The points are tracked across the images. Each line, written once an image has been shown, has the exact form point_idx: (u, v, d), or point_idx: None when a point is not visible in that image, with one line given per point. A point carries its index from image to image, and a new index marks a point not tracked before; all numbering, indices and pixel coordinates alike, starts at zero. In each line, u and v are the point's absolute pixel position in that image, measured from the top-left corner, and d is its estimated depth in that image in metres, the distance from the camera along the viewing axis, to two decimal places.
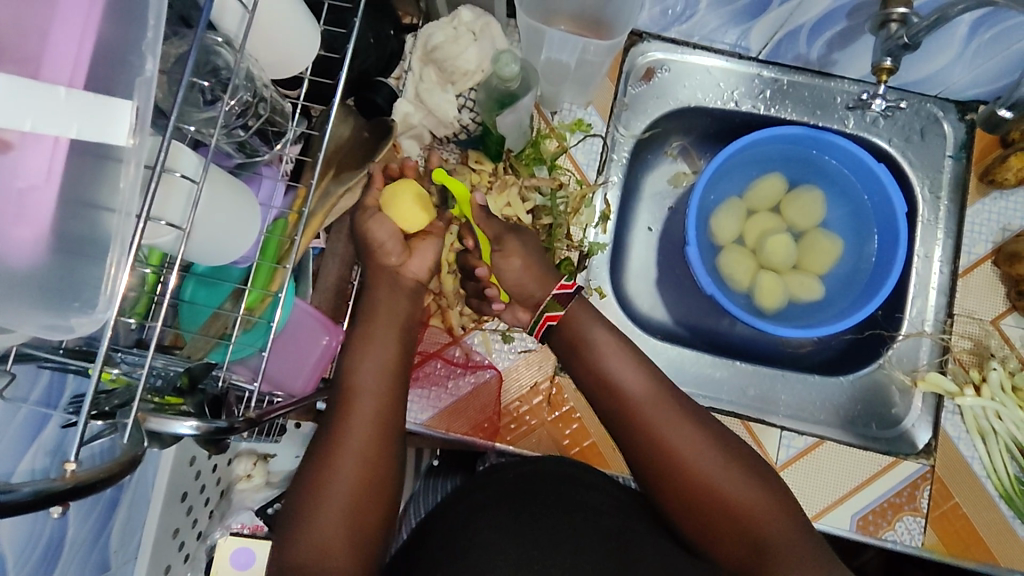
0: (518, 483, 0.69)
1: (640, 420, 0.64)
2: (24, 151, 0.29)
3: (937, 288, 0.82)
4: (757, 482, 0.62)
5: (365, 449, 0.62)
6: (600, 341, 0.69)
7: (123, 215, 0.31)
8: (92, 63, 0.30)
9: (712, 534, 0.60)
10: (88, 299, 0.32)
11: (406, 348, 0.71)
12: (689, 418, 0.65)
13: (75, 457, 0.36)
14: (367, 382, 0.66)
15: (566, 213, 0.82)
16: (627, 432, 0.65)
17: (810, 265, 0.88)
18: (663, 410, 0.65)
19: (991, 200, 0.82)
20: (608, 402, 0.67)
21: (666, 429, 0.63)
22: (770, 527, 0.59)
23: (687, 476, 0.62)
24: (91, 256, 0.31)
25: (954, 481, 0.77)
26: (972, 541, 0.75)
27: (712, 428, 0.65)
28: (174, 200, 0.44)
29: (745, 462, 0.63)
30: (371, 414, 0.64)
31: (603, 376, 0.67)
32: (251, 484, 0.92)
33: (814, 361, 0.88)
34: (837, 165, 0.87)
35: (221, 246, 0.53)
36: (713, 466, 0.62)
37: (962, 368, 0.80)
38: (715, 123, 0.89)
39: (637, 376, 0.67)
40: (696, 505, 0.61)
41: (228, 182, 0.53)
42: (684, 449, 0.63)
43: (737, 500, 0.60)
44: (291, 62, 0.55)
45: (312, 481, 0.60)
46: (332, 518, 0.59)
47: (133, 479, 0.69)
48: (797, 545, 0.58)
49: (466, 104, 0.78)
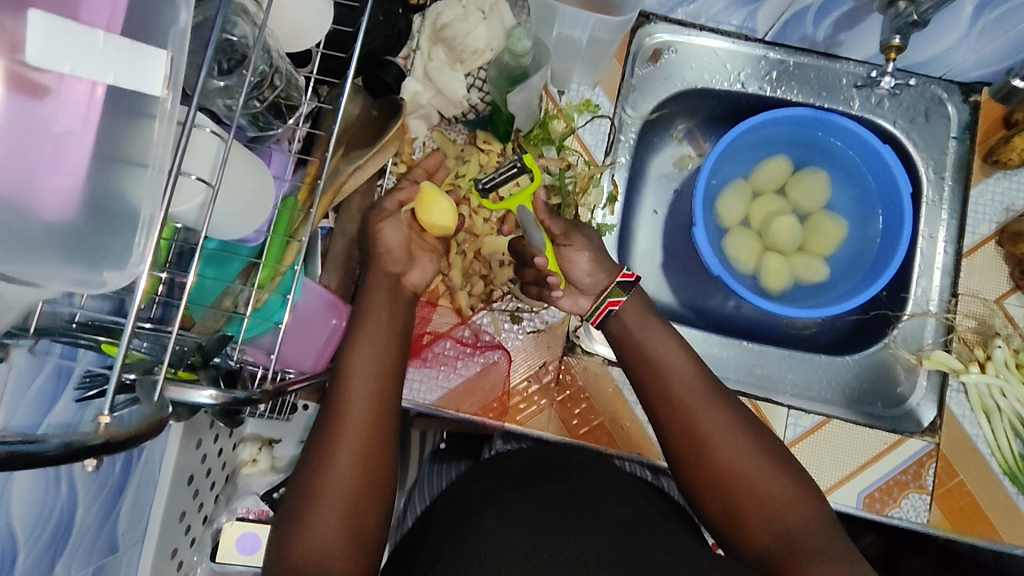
0: (523, 467, 0.70)
1: (676, 402, 0.65)
2: (60, 95, 0.29)
3: (942, 269, 0.83)
4: (787, 473, 0.62)
5: (360, 438, 0.60)
6: (646, 330, 0.70)
7: (156, 170, 0.31)
8: (127, 14, 0.30)
9: (736, 521, 0.60)
10: (120, 256, 0.32)
11: (394, 331, 0.69)
12: (724, 407, 0.65)
13: (107, 412, 0.36)
14: (366, 368, 0.64)
15: (574, 193, 0.82)
16: (666, 411, 0.65)
17: (815, 247, 0.89)
18: (705, 396, 0.65)
19: (994, 180, 0.83)
20: (643, 385, 0.68)
21: (702, 414, 0.64)
22: (797, 519, 0.59)
23: (711, 459, 0.62)
24: (124, 212, 0.31)
25: (959, 458, 0.78)
26: (976, 517, 0.76)
27: (753, 423, 0.65)
28: (202, 152, 0.45)
29: (775, 455, 0.63)
30: (367, 401, 0.62)
31: (643, 359, 0.69)
32: (257, 469, 0.92)
33: (822, 341, 0.89)
34: (842, 146, 0.87)
35: (238, 223, 0.53)
36: (746, 455, 0.62)
37: (967, 347, 0.81)
38: (720, 105, 0.90)
39: (681, 363, 0.68)
40: (721, 487, 0.61)
41: (244, 155, 0.53)
42: (720, 436, 0.63)
43: (764, 488, 0.60)
44: (305, 34, 0.54)
45: (311, 468, 0.59)
46: (331, 509, 0.57)
47: (140, 462, 0.69)
48: (819, 539, 0.57)
49: (475, 83, 0.79)
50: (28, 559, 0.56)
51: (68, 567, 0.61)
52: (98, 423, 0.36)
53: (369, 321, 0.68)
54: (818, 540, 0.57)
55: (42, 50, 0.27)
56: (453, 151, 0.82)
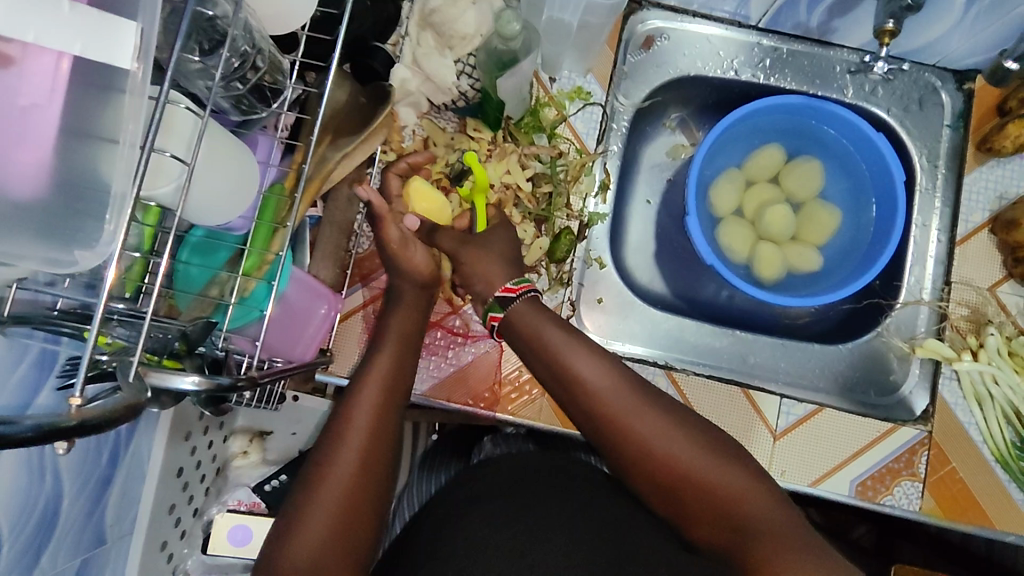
0: (512, 474, 0.67)
1: (600, 406, 0.62)
2: (26, 67, 0.28)
3: (935, 257, 0.82)
4: (733, 463, 0.59)
5: (365, 448, 0.59)
6: (542, 323, 0.66)
7: (128, 146, 0.30)
8: None
9: (686, 516, 0.59)
10: (91, 233, 0.31)
11: (408, 347, 0.68)
12: (650, 402, 0.62)
13: (79, 394, 0.36)
14: (377, 379, 0.63)
15: (566, 181, 0.81)
16: (594, 419, 0.62)
17: (808, 237, 0.88)
18: (631, 397, 0.62)
19: (988, 168, 0.82)
20: (558, 387, 0.64)
21: (634, 414, 0.61)
22: (754, 510, 0.57)
23: (648, 457, 0.59)
24: (94, 187, 0.30)
25: (952, 445, 0.78)
26: (969, 504, 0.76)
27: (684, 414, 0.63)
28: (182, 125, 0.44)
29: (715, 445, 0.61)
30: (371, 408, 0.61)
31: (549, 356, 0.64)
32: (248, 462, 0.93)
33: (814, 331, 0.89)
34: (837, 135, 0.87)
35: (221, 207, 0.52)
36: (689, 450, 0.59)
37: (960, 334, 0.80)
38: (714, 94, 0.89)
39: (592, 358, 0.64)
40: (666, 484, 0.59)
41: (227, 140, 0.51)
42: (652, 435, 0.60)
43: (708, 479, 0.58)
44: (289, 17, 0.53)
45: (312, 474, 0.57)
46: (325, 517, 0.55)
47: (127, 455, 0.68)
48: (779, 528, 0.55)
49: (464, 70, 0.77)
50: (12, 551, 0.55)
51: (53, 560, 0.60)
52: (70, 405, 0.35)
53: (391, 338, 0.68)
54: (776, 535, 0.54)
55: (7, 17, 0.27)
56: (442, 139, 0.81)
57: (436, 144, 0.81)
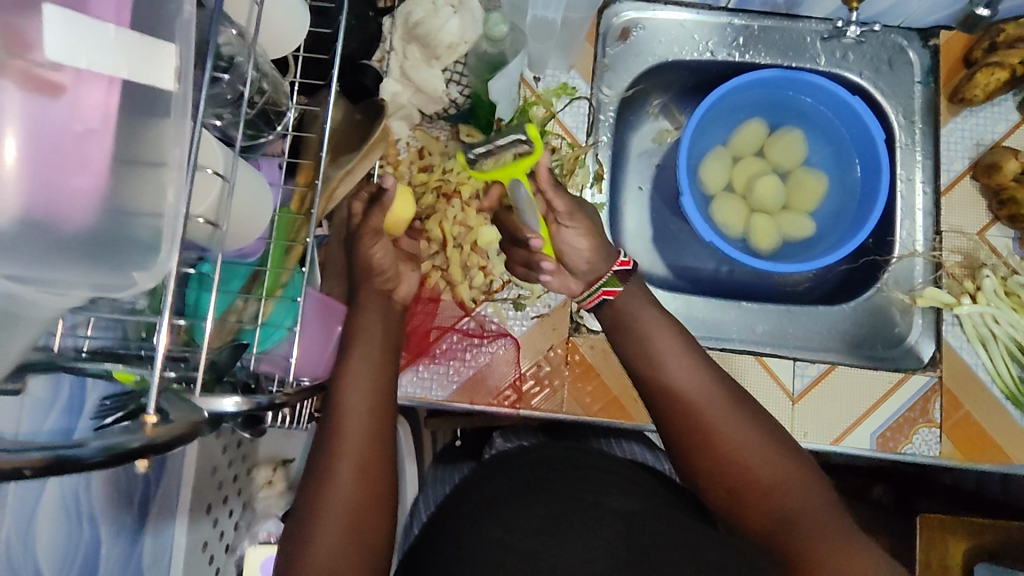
0: (525, 476, 0.67)
1: (673, 382, 0.65)
2: (77, 95, 0.29)
3: (923, 210, 0.85)
4: (782, 454, 0.61)
5: (362, 456, 0.59)
6: (636, 304, 0.70)
7: (175, 168, 0.31)
8: (135, 5, 0.30)
9: (734, 499, 0.60)
10: (145, 253, 0.32)
11: (388, 346, 0.68)
12: (720, 387, 0.65)
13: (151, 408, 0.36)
14: (355, 400, 0.61)
15: (562, 175, 0.83)
16: (659, 392, 0.65)
17: (798, 204, 0.91)
18: (695, 368, 0.65)
19: (962, 118, 0.85)
20: (633, 359, 0.68)
21: (695, 391, 0.64)
22: (796, 499, 0.58)
23: (711, 434, 0.62)
24: (143, 210, 0.31)
25: (962, 389, 0.80)
26: (985, 444, 0.78)
27: (745, 403, 0.64)
28: (210, 151, 0.45)
29: (774, 437, 0.63)
30: (364, 422, 0.60)
31: (633, 332, 0.69)
32: (274, 491, 0.92)
33: (815, 295, 0.92)
34: (813, 103, 0.90)
35: (253, 228, 0.54)
36: (742, 433, 0.62)
37: (957, 281, 0.83)
38: (692, 77, 0.92)
39: (674, 338, 0.67)
40: (721, 466, 0.61)
41: (250, 178, 0.53)
42: (720, 420, 0.62)
43: (763, 468, 0.60)
44: (286, 40, 0.54)
45: (312, 491, 0.57)
46: (334, 526, 0.55)
47: (156, 499, 0.66)
48: (820, 517, 0.56)
49: (453, 78, 0.78)
50: None
51: None
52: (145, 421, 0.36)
53: (360, 338, 0.66)
54: (826, 532, 0.55)
55: (59, 48, 0.28)
56: (437, 148, 0.83)
57: (431, 153, 0.82)
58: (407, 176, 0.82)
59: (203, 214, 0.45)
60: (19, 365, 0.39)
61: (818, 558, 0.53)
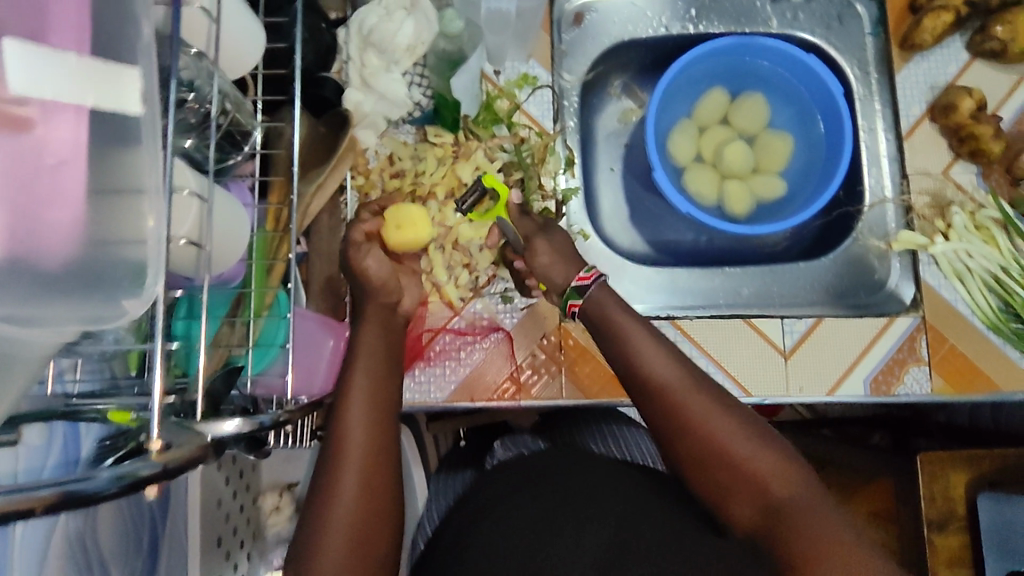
0: (520, 474, 0.71)
1: (655, 383, 0.63)
2: (46, 130, 0.29)
3: (888, 156, 0.87)
4: (768, 444, 0.60)
5: (367, 472, 0.58)
6: (611, 307, 0.68)
7: (153, 193, 0.32)
8: (93, 32, 0.30)
9: (725, 498, 0.59)
10: (133, 280, 0.32)
11: (390, 356, 0.67)
12: (702, 386, 0.63)
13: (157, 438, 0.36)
14: (356, 418, 0.60)
15: (534, 164, 0.84)
16: (642, 393, 0.64)
17: (768, 165, 0.92)
18: (675, 368, 0.63)
19: (915, 63, 0.86)
20: (615, 357, 0.66)
21: (681, 389, 0.62)
22: (783, 489, 0.57)
23: (697, 431, 0.60)
24: (126, 238, 0.31)
25: (945, 324, 0.81)
26: (973, 374, 0.80)
27: (728, 397, 0.63)
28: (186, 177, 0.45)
29: (762, 432, 0.61)
30: (364, 441, 0.59)
31: (613, 333, 0.67)
32: (282, 516, 0.90)
33: (794, 252, 0.94)
34: (770, 65, 0.92)
35: (232, 250, 0.54)
36: (729, 426, 0.60)
37: (927, 221, 0.85)
38: (650, 54, 0.93)
39: (652, 337, 0.66)
40: (710, 463, 0.60)
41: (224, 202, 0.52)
42: (705, 419, 0.60)
43: (751, 465, 0.58)
44: (246, 57, 0.54)
45: (316, 506, 0.57)
46: (340, 539, 0.56)
47: (164, 542, 0.65)
48: (809, 515, 0.55)
49: (414, 81, 0.79)
50: None
51: None
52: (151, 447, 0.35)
53: (363, 350, 0.65)
54: (813, 530, 0.53)
55: (25, 78, 0.27)
56: (406, 152, 0.82)
57: (401, 158, 0.82)
58: (380, 184, 0.81)
59: (186, 235, 0.45)
60: (10, 415, 0.38)
61: (805, 541, 0.52)
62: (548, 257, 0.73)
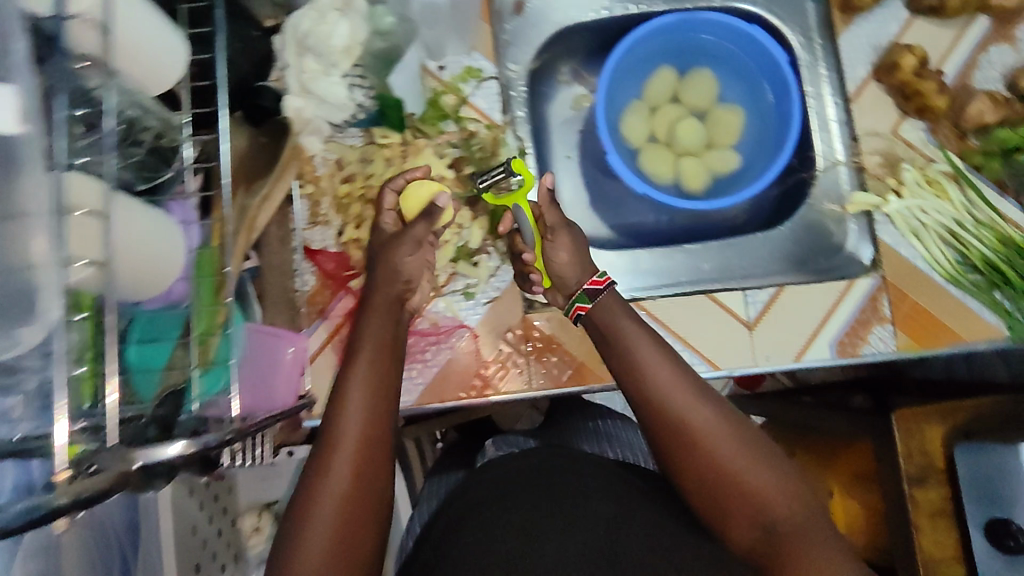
0: (508, 475, 0.70)
1: (657, 398, 0.60)
2: None
3: (837, 120, 0.88)
4: (770, 466, 0.59)
5: (351, 483, 0.56)
6: (617, 318, 0.66)
7: (42, 215, 0.33)
8: None
9: (722, 518, 0.58)
10: (28, 300, 0.33)
11: (390, 360, 0.64)
12: (708, 400, 0.61)
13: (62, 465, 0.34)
14: (346, 437, 0.58)
15: (485, 157, 0.83)
16: (642, 406, 0.61)
17: (720, 139, 0.92)
18: (679, 382, 0.61)
19: (858, 25, 0.86)
20: (615, 368, 0.64)
21: (684, 404, 0.60)
22: (783, 510, 0.57)
23: (699, 451, 0.58)
24: (18, 258, 0.33)
25: (907, 280, 0.80)
26: (938, 328, 0.79)
27: (729, 410, 0.61)
28: (88, 191, 0.41)
29: (764, 450, 0.60)
30: (349, 464, 0.56)
31: (614, 344, 0.64)
32: (262, 538, 0.88)
33: (754, 225, 0.95)
34: (714, 39, 0.91)
35: (155, 263, 0.51)
36: (731, 447, 0.58)
37: (879, 180, 0.85)
38: (596, 38, 0.93)
39: (656, 349, 0.63)
40: (712, 481, 0.58)
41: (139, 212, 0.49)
42: (709, 439, 0.59)
43: (752, 488, 0.57)
44: (161, 68, 0.51)
45: (294, 519, 0.56)
46: (316, 554, 0.54)
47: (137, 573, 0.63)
48: (807, 542, 0.55)
49: (355, 83, 0.75)
50: None
51: None
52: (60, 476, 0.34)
53: (363, 348, 0.63)
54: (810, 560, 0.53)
55: None
56: (354, 156, 0.81)
57: (350, 162, 0.80)
58: (331, 190, 0.80)
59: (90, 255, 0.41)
60: None
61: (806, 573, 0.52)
62: (567, 255, 0.72)
